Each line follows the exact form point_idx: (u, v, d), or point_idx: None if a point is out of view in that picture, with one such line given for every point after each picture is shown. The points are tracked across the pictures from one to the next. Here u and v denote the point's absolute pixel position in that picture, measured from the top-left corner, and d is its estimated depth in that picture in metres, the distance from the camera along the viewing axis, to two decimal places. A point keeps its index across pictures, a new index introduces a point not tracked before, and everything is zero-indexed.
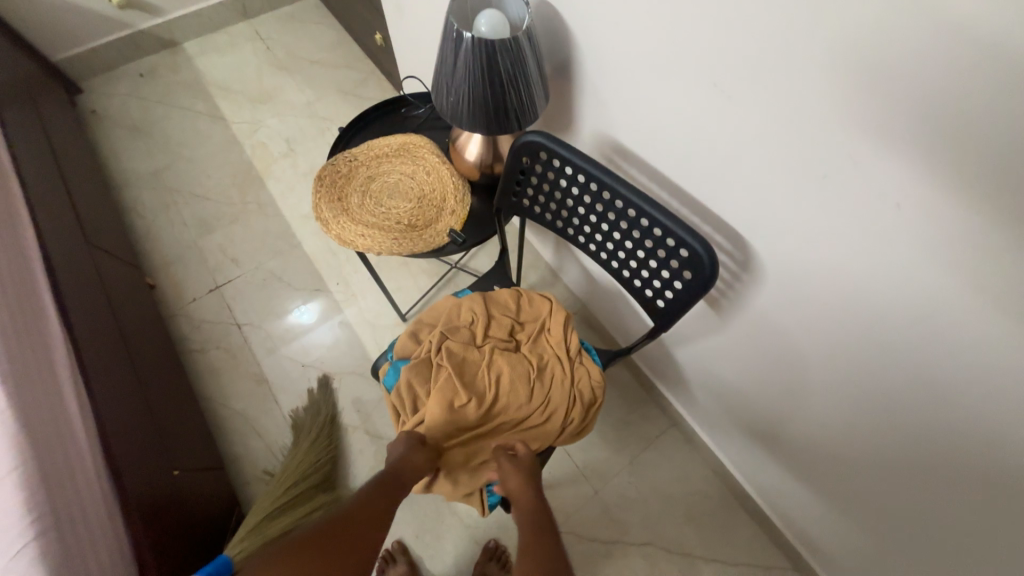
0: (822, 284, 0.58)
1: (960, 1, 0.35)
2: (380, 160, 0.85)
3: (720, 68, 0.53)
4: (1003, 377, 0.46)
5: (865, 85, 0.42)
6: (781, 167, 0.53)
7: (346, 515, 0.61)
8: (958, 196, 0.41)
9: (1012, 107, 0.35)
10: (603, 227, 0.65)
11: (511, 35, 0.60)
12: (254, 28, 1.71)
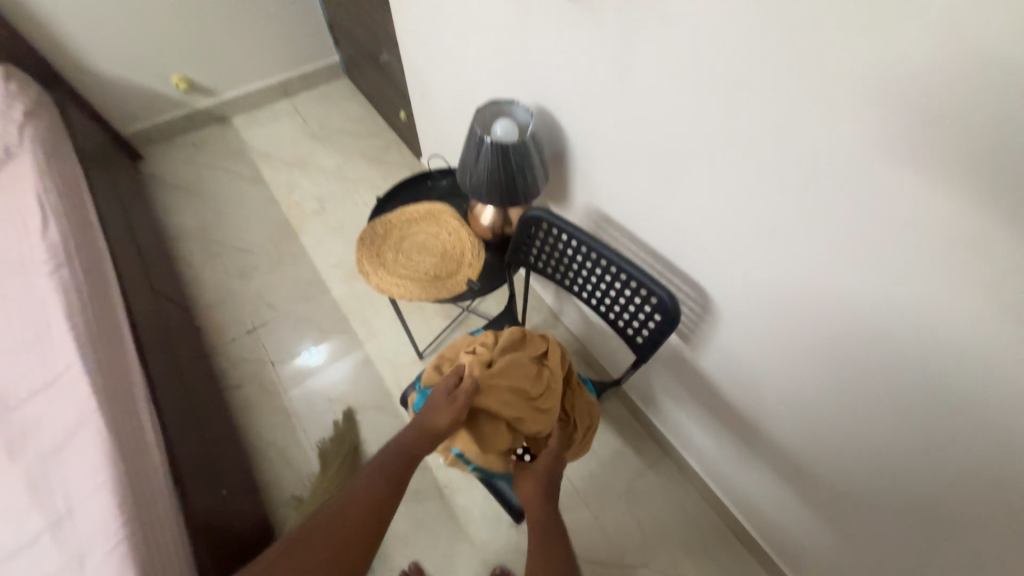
0: (763, 326, 0.73)
1: (814, 147, 0.52)
2: (411, 223, 1.04)
3: (671, 168, 0.71)
4: (894, 396, 0.60)
5: (767, 189, 0.60)
6: (721, 237, 0.70)
7: (354, 504, 0.69)
8: (836, 263, 0.57)
9: (854, 210, 0.52)
10: (592, 280, 0.82)
11: (520, 138, 0.80)
12: (293, 104, 1.98)
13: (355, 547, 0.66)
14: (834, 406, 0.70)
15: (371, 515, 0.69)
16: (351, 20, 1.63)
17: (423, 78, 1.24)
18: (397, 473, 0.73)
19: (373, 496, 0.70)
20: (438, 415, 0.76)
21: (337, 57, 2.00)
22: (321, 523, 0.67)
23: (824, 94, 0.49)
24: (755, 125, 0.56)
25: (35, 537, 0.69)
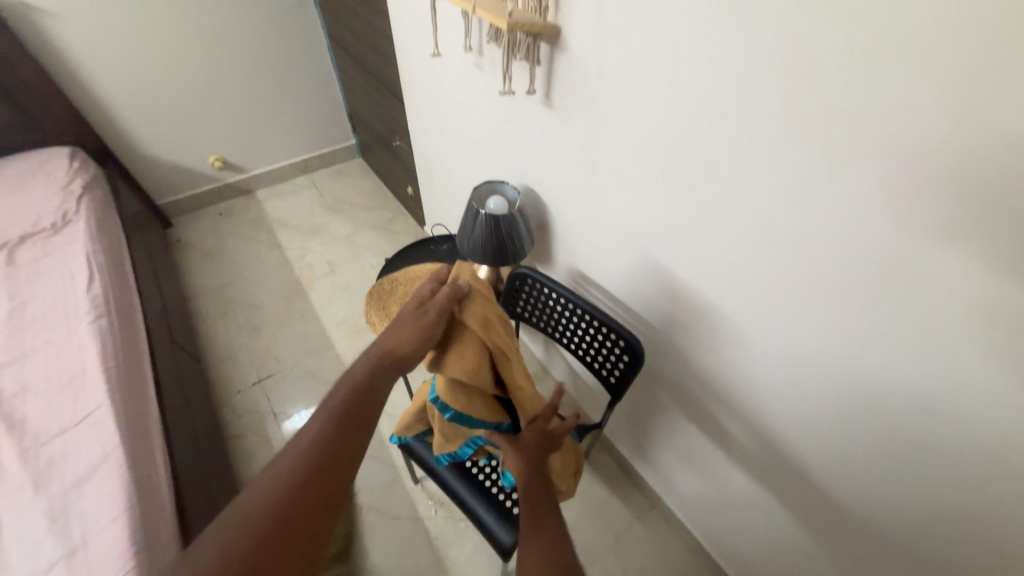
0: (711, 373, 0.84)
1: (714, 228, 0.67)
2: (415, 280, 1.18)
3: (625, 236, 0.86)
4: (817, 430, 0.70)
5: (692, 258, 0.74)
6: (670, 298, 0.83)
7: (311, 466, 0.50)
8: (751, 320, 0.70)
9: (751, 277, 0.66)
10: (571, 328, 0.94)
11: (509, 210, 0.96)
12: (311, 180, 2.22)
13: (319, 523, 0.49)
14: (779, 444, 0.78)
15: (327, 473, 0.51)
16: (369, 114, 1.90)
17: (431, 162, 1.46)
18: (363, 420, 0.55)
19: (334, 451, 0.52)
20: (410, 337, 0.59)
21: (354, 142, 2.28)
22: (264, 498, 0.48)
23: (712, 195, 0.65)
24: (677, 217, 0.73)
25: (48, 568, 0.73)
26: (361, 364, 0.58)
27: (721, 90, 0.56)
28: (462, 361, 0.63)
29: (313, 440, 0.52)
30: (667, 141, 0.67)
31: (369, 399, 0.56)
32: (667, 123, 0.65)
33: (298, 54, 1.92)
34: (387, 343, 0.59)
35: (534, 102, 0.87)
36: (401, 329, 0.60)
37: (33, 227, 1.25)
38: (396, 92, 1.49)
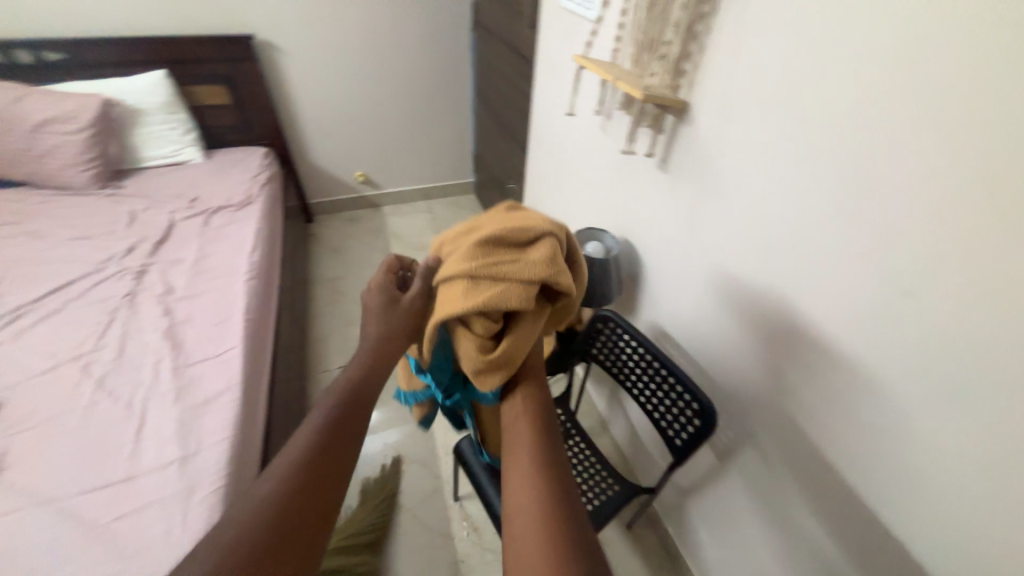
0: (795, 459, 0.78)
1: (815, 305, 0.67)
2: None
3: (715, 300, 0.87)
4: (923, 546, 0.62)
5: (786, 332, 0.73)
6: (757, 370, 0.81)
7: (298, 475, 0.50)
8: (849, 406, 0.67)
9: (850, 359, 0.64)
10: (642, 379, 0.94)
11: (604, 257, 1.02)
12: (428, 205, 2.51)
13: (312, 528, 0.48)
14: (869, 556, 0.70)
15: (320, 483, 0.50)
16: (493, 158, 2.12)
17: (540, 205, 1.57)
18: (349, 429, 0.56)
19: (321, 461, 0.52)
20: (390, 327, 0.62)
21: (472, 179, 2.54)
22: (251, 510, 0.46)
23: (817, 271, 0.66)
24: (767, 284, 0.74)
25: (169, 463, 0.89)
26: (341, 375, 0.60)
27: (839, 174, 0.59)
28: (445, 300, 0.58)
29: (297, 451, 0.51)
30: (776, 213, 0.69)
31: (355, 404, 0.58)
32: (778, 198, 0.69)
33: (449, 103, 2.21)
34: (372, 339, 0.61)
35: (650, 163, 0.94)
36: (374, 322, 0.62)
37: (225, 202, 1.58)
38: (524, 143, 1.65)
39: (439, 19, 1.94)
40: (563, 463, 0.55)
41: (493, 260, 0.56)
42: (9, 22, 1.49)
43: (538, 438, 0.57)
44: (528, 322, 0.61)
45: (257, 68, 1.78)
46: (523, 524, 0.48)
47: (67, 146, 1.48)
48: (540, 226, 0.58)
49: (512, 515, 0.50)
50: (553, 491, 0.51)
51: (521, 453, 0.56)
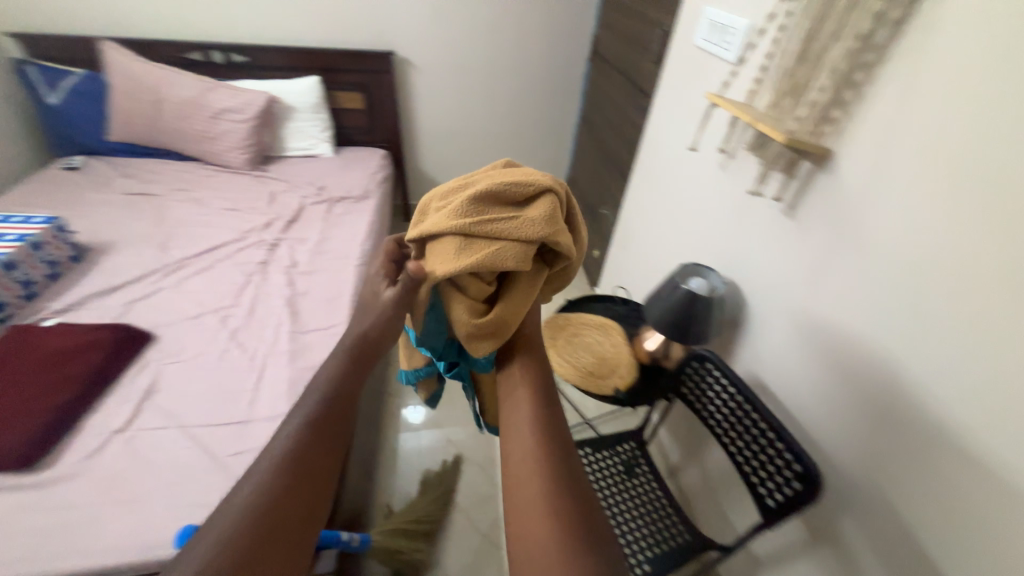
0: (907, 556, 0.69)
1: (954, 385, 0.61)
2: (585, 326, 1.26)
3: (827, 360, 0.81)
4: None
5: (911, 408, 0.67)
6: (871, 445, 0.74)
7: (290, 468, 0.52)
8: (985, 508, 0.59)
9: (993, 453, 0.57)
10: (737, 427, 0.90)
11: (710, 295, 0.98)
12: None
13: (304, 519, 0.51)
14: None
15: (308, 480, 0.53)
16: (588, 183, 2.14)
17: (636, 235, 1.56)
18: (335, 426, 0.58)
19: (309, 455, 0.54)
20: (375, 325, 0.66)
21: None
22: (246, 501, 0.48)
23: (962, 347, 0.60)
24: (898, 349, 0.69)
25: (279, 416, 0.99)
26: (324, 374, 0.62)
27: (1002, 245, 0.55)
28: (438, 262, 0.61)
29: (285, 448, 0.53)
30: (921, 278, 0.65)
31: (340, 403, 0.60)
32: (925, 262, 0.65)
33: (553, 126, 2.29)
34: (351, 341, 0.65)
35: (775, 208, 0.91)
36: (364, 319, 0.66)
37: (346, 194, 1.76)
38: (628, 173, 1.65)
39: (558, 48, 2.03)
40: (560, 436, 0.62)
41: (490, 219, 0.59)
42: (207, 29, 1.76)
43: (534, 423, 0.63)
44: (521, 283, 0.65)
45: (390, 80, 1.96)
46: (527, 501, 0.54)
47: (233, 132, 1.75)
48: (532, 181, 0.61)
49: (516, 497, 0.56)
50: (552, 465, 0.57)
51: (519, 439, 0.62)
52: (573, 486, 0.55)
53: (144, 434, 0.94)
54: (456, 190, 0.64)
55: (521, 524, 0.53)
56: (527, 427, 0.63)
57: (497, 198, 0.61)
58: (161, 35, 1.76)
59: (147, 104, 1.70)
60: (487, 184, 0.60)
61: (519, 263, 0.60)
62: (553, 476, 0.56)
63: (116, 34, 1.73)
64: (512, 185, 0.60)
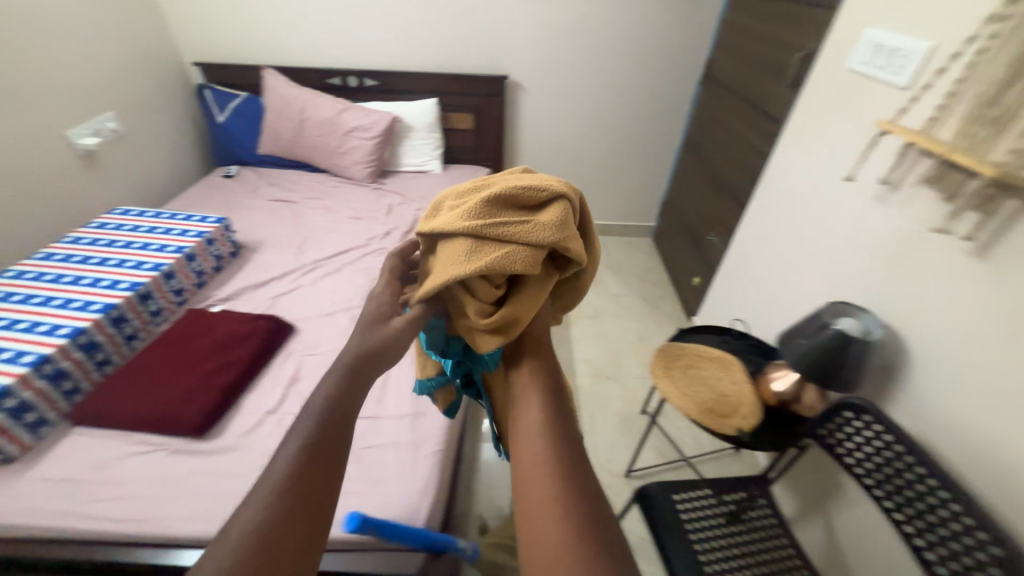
0: None
1: None
2: (701, 360, 1.20)
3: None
4: None
5: None
6: None
7: (287, 503, 0.43)
8: None
9: None
10: (904, 493, 0.80)
11: (865, 337, 0.89)
12: (605, 241, 2.54)
13: (299, 566, 0.41)
14: None
15: (308, 507, 0.44)
16: (690, 208, 2.07)
17: (754, 266, 1.46)
18: (337, 449, 0.49)
19: (307, 484, 0.45)
20: (378, 339, 0.57)
21: (654, 224, 2.53)
22: (241, 534, 0.41)
23: None
24: None
25: (403, 416, 1.05)
26: (325, 387, 0.52)
27: None
28: (446, 261, 0.58)
29: (282, 477, 0.44)
30: None
31: (340, 410, 0.51)
32: None
33: (654, 149, 2.26)
34: (354, 348, 0.56)
35: (959, 246, 0.81)
36: (366, 335, 0.57)
37: None
38: (745, 200, 1.57)
39: (668, 72, 2.02)
40: (577, 446, 0.55)
41: (501, 222, 0.56)
42: (348, 57, 1.98)
43: (551, 431, 0.55)
44: (531, 288, 0.61)
45: (500, 102, 2.05)
46: (544, 525, 0.47)
47: (361, 148, 1.93)
48: (548, 183, 0.57)
49: (531, 519, 0.48)
50: (572, 481, 0.50)
51: (533, 450, 0.54)
52: (597, 506, 0.48)
53: (291, 417, 1.04)
54: (470, 193, 0.61)
55: (539, 550, 0.45)
56: (542, 436, 0.55)
57: (510, 201, 0.58)
58: (309, 63, 2.00)
59: (293, 122, 1.93)
60: (500, 188, 0.57)
61: (529, 269, 0.56)
62: (576, 498, 0.48)
63: (274, 62, 2.00)
64: (525, 188, 0.57)
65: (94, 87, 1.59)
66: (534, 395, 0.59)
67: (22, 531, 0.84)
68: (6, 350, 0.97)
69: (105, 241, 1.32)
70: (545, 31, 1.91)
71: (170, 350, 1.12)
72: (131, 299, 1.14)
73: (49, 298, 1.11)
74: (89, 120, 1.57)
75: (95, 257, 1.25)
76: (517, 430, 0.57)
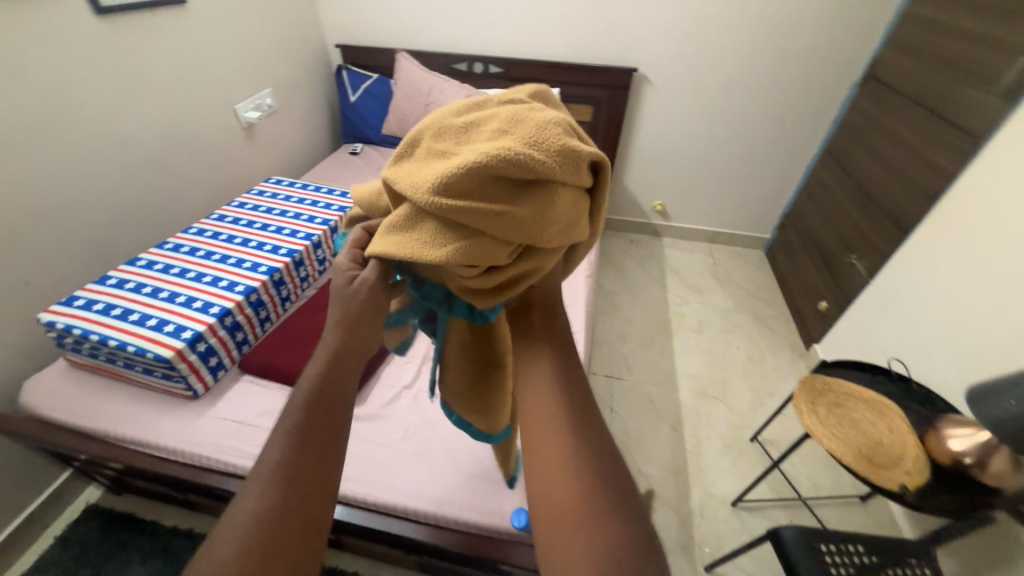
0: None
1: None
2: (852, 399, 1.09)
3: None
4: None
5: None
6: None
7: (280, 490, 0.43)
8: None
9: None
10: None
11: None
12: (710, 250, 2.38)
13: (303, 551, 0.42)
14: None
15: (301, 496, 0.44)
16: (824, 225, 1.87)
17: (920, 301, 1.28)
18: (328, 433, 0.48)
19: (300, 475, 0.45)
20: (352, 305, 0.55)
21: (769, 237, 2.33)
22: (243, 526, 0.41)
23: None
24: None
25: None
26: (311, 374, 0.51)
27: None
28: (414, 238, 0.53)
29: (275, 465, 0.44)
30: None
31: (329, 395, 0.50)
32: None
33: (784, 154, 2.07)
34: (340, 326, 0.54)
35: None
36: (340, 302, 0.55)
37: None
38: (912, 223, 1.37)
39: (817, 72, 1.83)
40: (588, 404, 0.51)
41: (473, 207, 0.48)
42: (478, 43, 2.00)
43: (565, 394, 0.50)
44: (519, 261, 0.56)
45: (624, 96, 1.98)
46: (561, 488, 0.44)
47: None
48: (533, 163, 0.46)
49: (547, 481, 0.46)
50: (586, 444, 0.47)
51: (543, 413, 0.49)
52: (609, 468, 0.46)
53: (425, 396, 1.10)
54: (450, 147, 0.52)
55: (555, 509, 0.44)
56: (554, 398, 0.50)
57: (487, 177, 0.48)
58: (440, 48, 2.05)
59: (419, 105, 1.99)
60: (474, 161, 0.46)
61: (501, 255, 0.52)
62: (593, 464, 0.46)
63: (408, 47, 2.07)
64: (506, 164, 0.46)
65: (259, 65, 1.75)
66: (546, 355, 0.53)
67: (207, 461, 0.96)
68: (196, 300, 1.10)
69: (264, 208, 1.45)
70: (686, 22, 1.80)
71: (317, 315, 1.23)
72: (289, 265, 1.24)
73: (225, 256, 1.24)
74: (253, 95, 1.73)
75: (257, 222, 1.38)
76: (525, 386, 0.53)
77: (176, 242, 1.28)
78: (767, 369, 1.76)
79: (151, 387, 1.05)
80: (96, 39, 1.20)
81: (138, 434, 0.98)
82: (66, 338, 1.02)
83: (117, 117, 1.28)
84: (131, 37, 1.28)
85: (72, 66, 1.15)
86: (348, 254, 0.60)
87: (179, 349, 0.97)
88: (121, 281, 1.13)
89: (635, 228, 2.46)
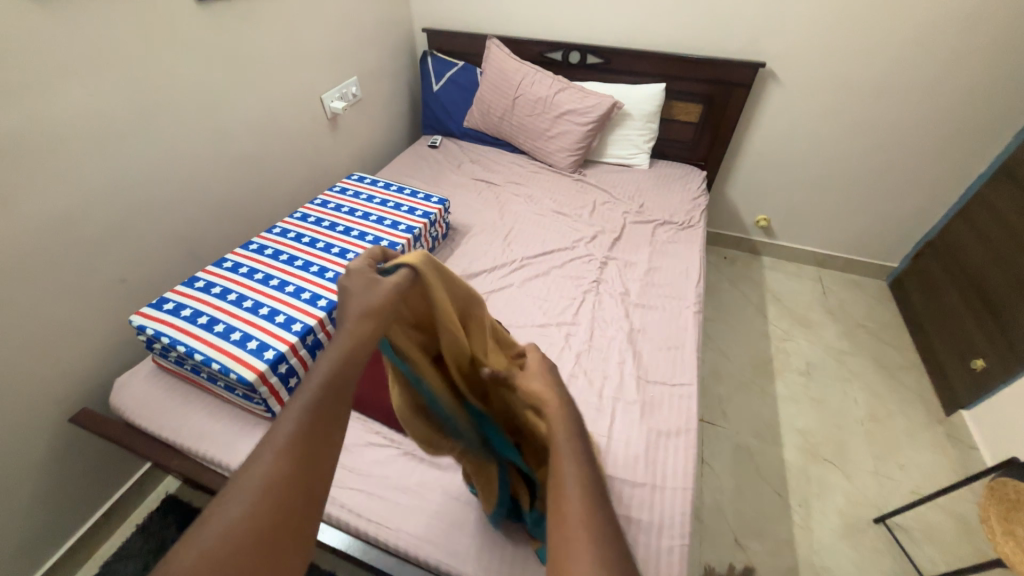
0: None
1: None
2: None
3: None
4: None
5: None
6: None
7: (287, 467, 0.44)
8: None
9: None
10: None
11: None
12: (820, 275, 2.06)
13: (299, 527, 0.43)
14: None
15: (302, 472, 0.45)
16: (989, 263, 1.52)
17: None
18: (339, 412, 0.50)
19: (307, 450, 0.46)
20: (374, 301, 0.56)
21: (897, 265, 1.98)
22: (244, 499, 0.42)
23: None
24: None
25: (638, 484, 0.88)
26: (331, 354, 0.51)
27: None
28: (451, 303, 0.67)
29: (285, 439, 0.45)
30: None
31: (343, 382, 0.50)
32: None
33: (938, 171, 1.71)
34: (361, 316, 0.54)
35: None
36: (362, 294, 0.57)
37: (670, 219, 1.58)
38: None
39: (1006, 72, 1.47)
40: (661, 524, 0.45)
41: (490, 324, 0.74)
42: (579, 31, 1.80)
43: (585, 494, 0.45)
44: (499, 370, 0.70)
45: (744, 94, 1.70)
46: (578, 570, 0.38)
47: (570, 133, 1.76)
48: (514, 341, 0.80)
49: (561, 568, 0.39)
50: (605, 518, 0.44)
51: (562, 503, 0.44)
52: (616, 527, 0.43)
53: None
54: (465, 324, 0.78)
55: None
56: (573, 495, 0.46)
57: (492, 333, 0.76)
58: (534, 35, 1.87)
59: (506, 98, 1.83)
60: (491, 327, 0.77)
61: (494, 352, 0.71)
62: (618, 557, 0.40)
63: (499, 34, 1.91)
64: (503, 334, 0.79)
65: (348, 52, 1.66)
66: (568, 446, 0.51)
67: None
68: (279, 313, 1.03)
69: (347, 209, 1.38)
70: (840, 4, 1.48)
71: None
72: None
73: (308, 263, 1.17)
74: (340, 83, 1.65)
75: (340, 225, 1.31)
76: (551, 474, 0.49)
77: (261, 242, 1.24)
78: (894, 431, 1.48)
79: (231, 402, 1.01)
80: (195, 24, 1.13)
81: (216, 454, 0.94)
82: (154, 344, 0.99)
83: (213, 109, 1.23)
84: (229, 23, 1.22)
85: (171, 54, 1.10)
86: (370, 261, 0.62)
87: (261, 372, 0.91)
88: (209, 285, 1.09)
89: (730, 244, 2.18)
